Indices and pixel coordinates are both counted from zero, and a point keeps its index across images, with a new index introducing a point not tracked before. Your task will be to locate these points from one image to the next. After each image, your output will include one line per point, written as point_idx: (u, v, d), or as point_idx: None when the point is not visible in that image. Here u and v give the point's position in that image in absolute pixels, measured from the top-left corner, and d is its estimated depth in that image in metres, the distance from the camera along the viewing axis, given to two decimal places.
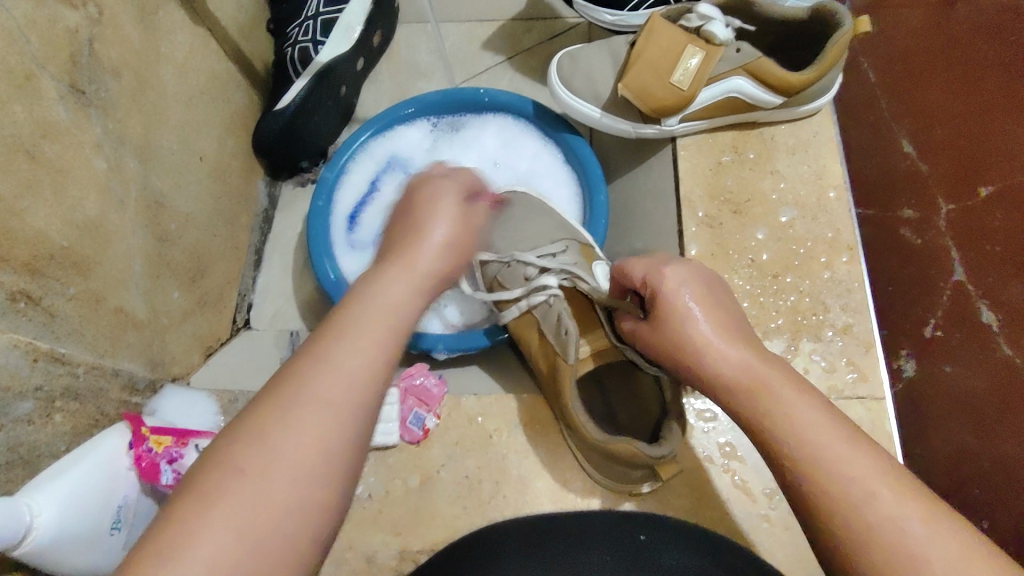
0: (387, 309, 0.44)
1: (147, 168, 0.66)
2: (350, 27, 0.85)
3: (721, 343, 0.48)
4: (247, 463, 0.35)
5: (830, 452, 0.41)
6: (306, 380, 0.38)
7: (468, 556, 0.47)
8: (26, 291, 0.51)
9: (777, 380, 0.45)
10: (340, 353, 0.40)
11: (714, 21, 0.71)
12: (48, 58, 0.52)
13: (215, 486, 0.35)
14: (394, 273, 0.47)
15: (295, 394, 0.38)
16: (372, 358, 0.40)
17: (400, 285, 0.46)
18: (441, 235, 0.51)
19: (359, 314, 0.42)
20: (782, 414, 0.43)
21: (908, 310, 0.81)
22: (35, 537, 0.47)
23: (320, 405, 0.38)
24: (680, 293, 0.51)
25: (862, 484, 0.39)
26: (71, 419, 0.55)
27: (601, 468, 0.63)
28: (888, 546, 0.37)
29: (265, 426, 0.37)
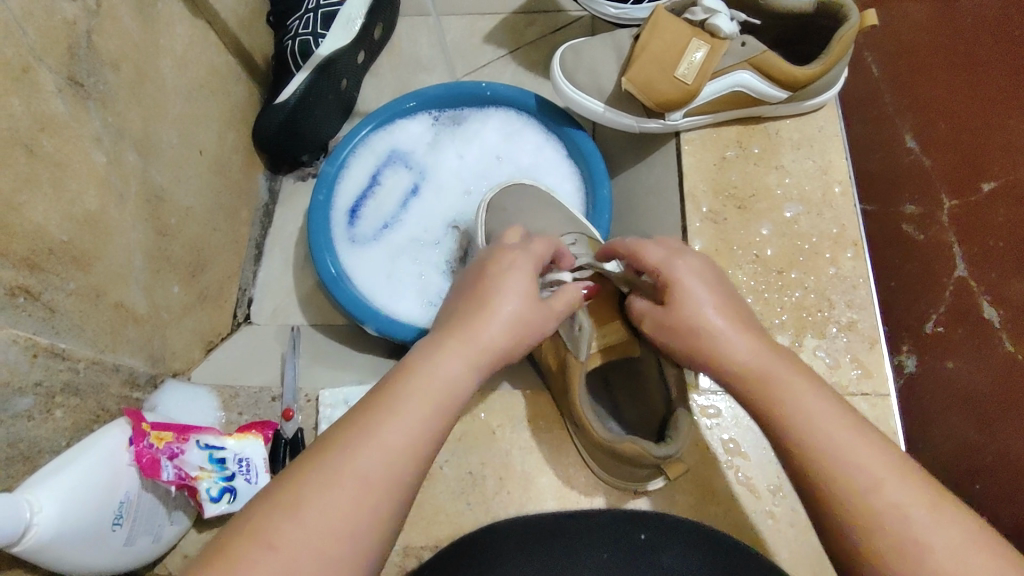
0: (446, 389, 0.41)
1: (146, 162, 0.65)
2: (351, 20, 0.84)
3: (729, 333, 0.48)
4: (280, 539, 0.34)
5: (838, 444, 0.40)
6: (349, 456, 0.37)
7: (468, 556, 0.47)
8: (26, 286, 0.50)
9: (787, 373, 0.44)
10: (388, 436, 0.38)
11: (719, 15, 0.70)
12: (45, 50, 0.51)
13: (244, 559, 0.33)
14: (453, 341, 0.44)
15: (338, 471, 0.36)
16: (421, 447, 0.39)
17: (455, 356, 0.43)
18: (512, 310, 0.46)
19: (418, 393, 0.40)
20: (791, 402, 0.43)
21: (910, 305, 0.80)
22: (35, 534, 0.47)
23: (356, 482, 0.36)
24: (690, 287, 0.51)
25: (870, 472, 0.39)
26: (71, 415, 0.55)
27: (608, 467, 0.62)
28: (897, 535, 0.36)
29: (297, 497, 0.35)
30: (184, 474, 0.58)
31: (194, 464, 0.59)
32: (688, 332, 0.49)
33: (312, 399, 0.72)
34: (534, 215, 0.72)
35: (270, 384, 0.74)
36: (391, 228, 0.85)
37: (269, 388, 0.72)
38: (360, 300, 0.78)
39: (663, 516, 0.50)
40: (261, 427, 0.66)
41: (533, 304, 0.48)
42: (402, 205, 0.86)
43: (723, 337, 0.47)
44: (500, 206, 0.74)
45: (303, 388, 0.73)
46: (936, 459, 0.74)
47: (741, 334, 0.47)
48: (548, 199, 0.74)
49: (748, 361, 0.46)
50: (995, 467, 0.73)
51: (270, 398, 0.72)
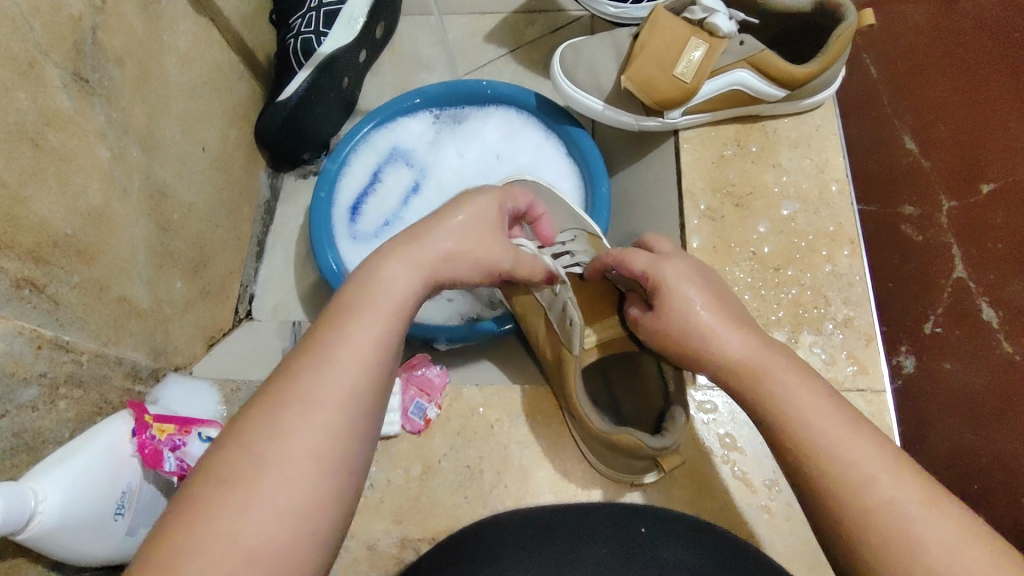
0: (388, 298, 0.42)
1: (150, 158, 0.66)
2: (353, 19, 0.85)
3: (720, 331, 0.49)
4: (237, 474, 0.34)
5: (834, 440, 0.41)
6: (299, 382, 0.37)
7: (466, 549, 0.47)
8: (31, 278, 0.51)
9: (783, 367, 0.45)
10: (338, 356, 0.38)
11: (717, 14, 0.71)
12: (51, 45, 0.52)
13: (206, 500, 0.33)
14: (395, 257, 0.45)
15: (286, 397, 0.37)
16: (368, 357, 0.39)
17: (398, 271, 0.44)
18: (458, 232, 0.48)
19: (361, 309, 0.41)
20: (785, 395, 0.44)
21: (908, 306, 0.79)
22: (39, 522, 0.47)
23: (309, 407, 0.36)
24: (682, 289, 0.52)
25: (860, 467, 0.39)
26: (75, 406, 0.56)
27: (606, 459, 0.63)
28: (888, 525, 0.37)
29: (253, 432, 0.35)
30: (186, 466, 0.59)
31: (196, 456, 0.59)
32: (682, 334, 0.51)
33: None
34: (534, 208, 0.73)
35: (271, 379, 0.74)
36: (391, 225, 0.86)
37: (271, 383, 0.73)
38: None
39: (660, 509, 0.51)
40: None
41: (483, 235, 0.50)
42: (402, 202, 0.87)
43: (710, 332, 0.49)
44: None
45: None
46: (933, 460, 0.74)
47: (731, 331, 0.49)
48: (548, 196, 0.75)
49: (738, 353, 0.47)
50: (990, 465, 0.73)
51: None
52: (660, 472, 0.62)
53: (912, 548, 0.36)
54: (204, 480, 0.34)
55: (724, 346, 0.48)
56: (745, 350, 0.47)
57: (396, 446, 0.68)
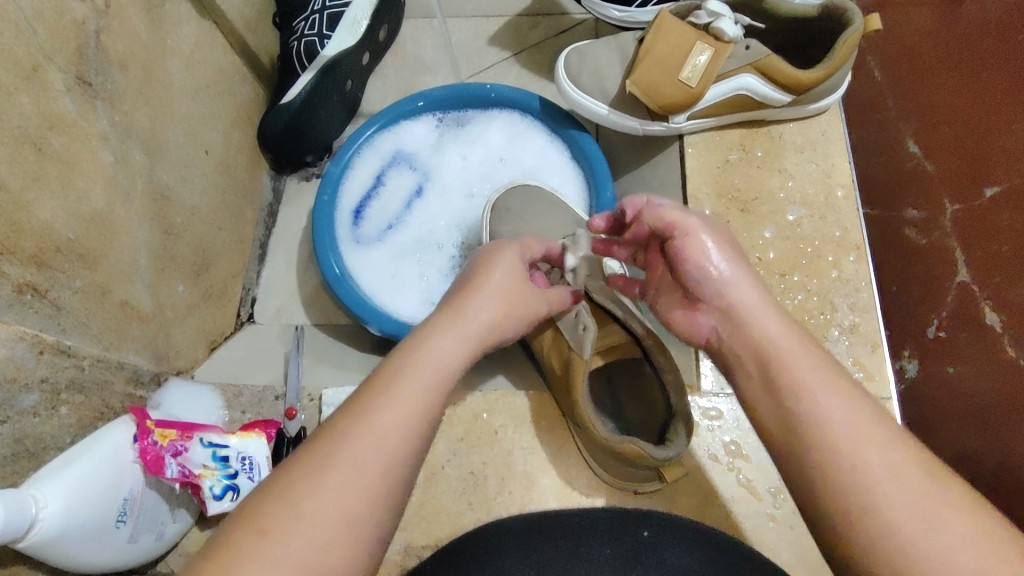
0: (438, 366, 0.42)
1: (153, 161, 0.66)
2: (357, 21, 0.85)
3: (726, 270, 0.46)
4: (273, 524, 0.34)
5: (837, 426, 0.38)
6: (345, 439, 0.37)
7: (470, 556, 0.47)
8: (32, 283, 0.50)
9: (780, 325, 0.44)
10: (387, 418, 0.38)
11: (723, 19, 0.71)
12: (54, 49, 0.52)
13: (242, 549, 0.32)
14: (445, 321, 0.45)
15: (328, 453, 0.36)
16: (415, 427, 0.39)
17: (449, 337, 0.44)
18: (501, 282, 0.50)
19: (416, 374, 0.41)
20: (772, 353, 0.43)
21: (914, 308, 0.83)
22: (41, 529, 0.47)
23: (352, 467, 0.36)
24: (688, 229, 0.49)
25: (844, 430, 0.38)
26: (76, 411, 0.55)
27: (608, 465, 0.63)
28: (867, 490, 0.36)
29: (292, 485, 0.35)
30: (187, 472, 0.58)
31: (197, 463, 0.59)
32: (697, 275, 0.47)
33: (315, 398, 0.72)
34: (537, 217, 0.73)
35: (274, 383, 0.74)
36: (394, 229, 0.86)
37: (273, 387, 0.73)
38: (364, 301, 0.78)
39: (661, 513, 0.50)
40: (264, 424, 0.65)
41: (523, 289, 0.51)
42: (405, 206, 0.86)
43: (705, 265, 0.46)
44: (505, 206, 0.74)
45: (306, 386, 0.73)
46: None
47: (739, 271, 0.46)
48: (553, 203, 0.75)
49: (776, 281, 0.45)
50: (996, 472, 0.73)
51: (273, 397, 0.72)
52: (662, 483, 0.62)
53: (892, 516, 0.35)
54: (236, 525, 0.34)
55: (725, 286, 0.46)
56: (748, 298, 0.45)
57: None
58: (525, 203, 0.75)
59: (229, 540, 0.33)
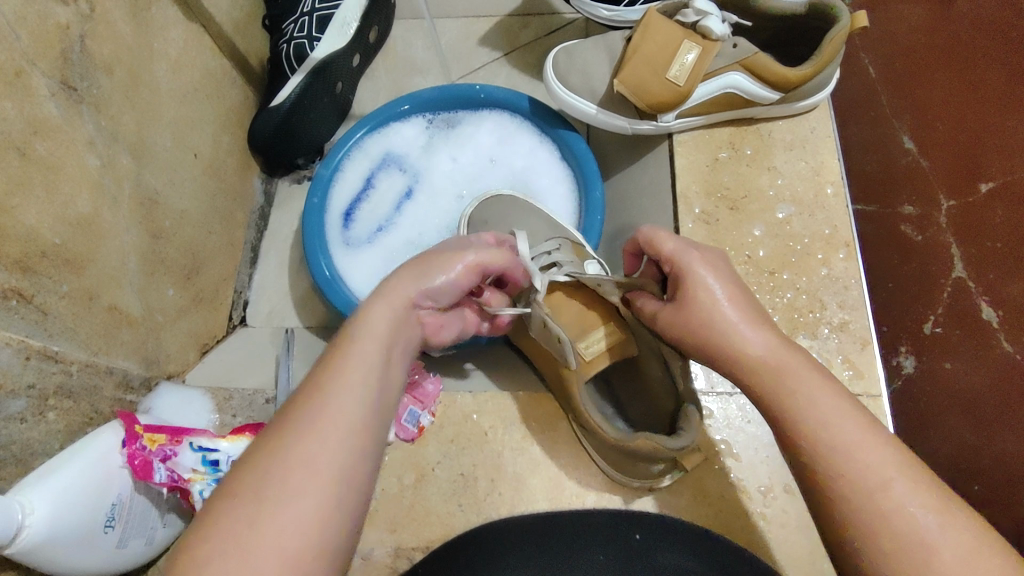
0: (374, 328, 0.44)
1: (140, 165, 0.66)
2: (347, 23, 0.84)
3: (743, 327, 0.48)
4: (238, 495, 0.35)
5: (847, 439, 0.40)
6: (293, 409, 0.39)
7: (458, 557, 0.47)
8: (19, 289, 0.51)
9: (802, 366, 0.45)
10: (328, 377, 0.40)
11: (710, 17, 0.70)
12: (38, 54, 0.52)
13: (221, 532, 0.34)
14: (373, 299, 0.47)
15: (281, 426, 0.38)
16: (359, 379, 0.40)
17: (379, 307, 0.46)
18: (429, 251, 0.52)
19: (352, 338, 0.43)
20: (803, 393, 0.43)
21: (907, 308, 0.79)
22: (27, 535, 0.47)
23: (302, 426, 0.38)
24: (704, 287, 0.50)
25: (878, 473, 0.39)
26: (64, 417, 0.55)
27: (622, 466, 0.63)
28: (901, 533, 0.37)
29: (253, 458, 0.37)
30: (176, 476, 0.58)
31: (186, 467, 0.59)
32: (707, 336, 0.49)
33: None
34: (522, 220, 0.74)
35: (264, 386, 0.75)
36: (385, 230, 0.85)
37: (263, 390, 0.73)
38: (354, 302, 0.78)
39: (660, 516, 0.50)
40: (252, 428, 0.65)
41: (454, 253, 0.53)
42: (396, 207, 0.86)
43: (729, 330, 0.48)
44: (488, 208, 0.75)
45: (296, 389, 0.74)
46: (933, 460, 0.74)
47: (761, 331, 0.47)
48: None
49: (760, 353, 0.46)
50: (990, 467, 0.73)
51: (264, 400, 0.73)
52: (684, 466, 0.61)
53: (924, 554, 0.36)
54: (217, 508, 0.36)
55: (742, 340, 0.47)
56: (763, 344, 0.46)
57: (389, 454, 0.67)
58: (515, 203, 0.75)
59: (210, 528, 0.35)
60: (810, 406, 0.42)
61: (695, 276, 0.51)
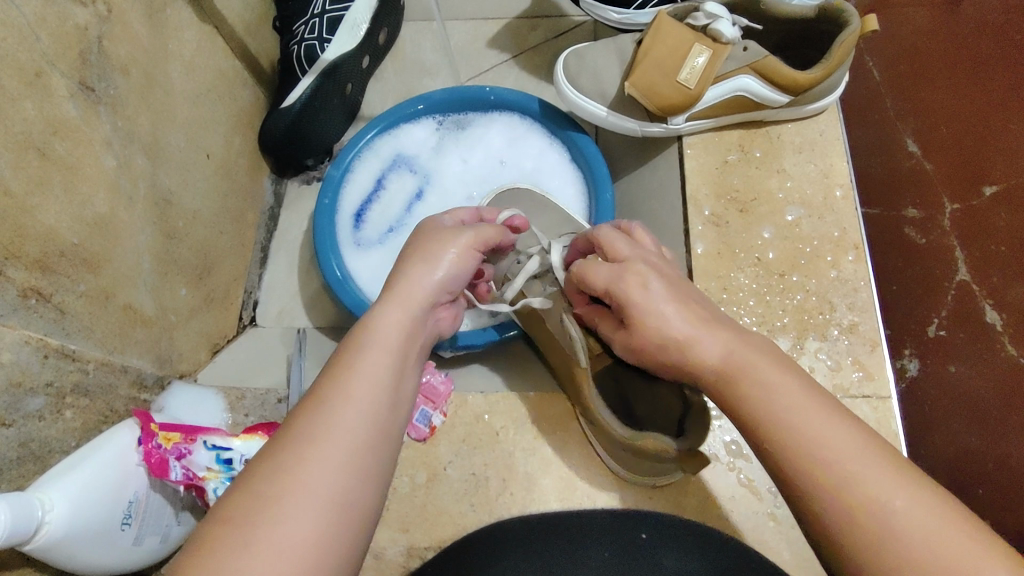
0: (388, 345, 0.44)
1: (154, 165, 0.66)
2: (356, 25, 0.84)
3: (690, 334, 0.45)
4: (263, 498, 0.35)
5: (808, 431, 0.39)
6: (314, 418, 0.39)
7: (472, 556, 0.47)
8: (37, 287, 0.51)
9: (761, 363, 0.42)
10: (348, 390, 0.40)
11: (721, 20, 0.71)
12: (57, 55, 0.52)
13: (233, 532, 0.34)
14: (388, 299, 0.48)
15: (300, 432, 0.38)
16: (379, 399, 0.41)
17: (391, 313, 0.46)
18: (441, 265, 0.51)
19: (368, 352, 0.43)
20: (762, 397, 0.41)
21: (912, 309, 0.80)
22: (47, 531, 0.47)
23: (333, 439, 0.38)
24: (646, 295, 0.47)
25: (841, 462, 0.37)
26: (81, 415, 0.56)
27: (626, 464, 0.63)
28: (874, 528, 0.35)
29: (274, 462, 0.37)
30: (192, 475, 0.59)
31: (202, 465, 0.60)
32: (658, 349, 0.46)
33: None
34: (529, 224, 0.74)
35: (276, 387, 0.75)
36: (395, 231, 0.86)
37: (275, 391, 0.74)
38: (364, 303, 0.78)
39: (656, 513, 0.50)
40: (266, 428, 0.65)
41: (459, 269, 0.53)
42: (406, 208, 0.87)
43: (680, 346, 0.45)
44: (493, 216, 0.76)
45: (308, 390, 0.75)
46: (938, 463, 0.74)
47: (715, 339, 0.44)
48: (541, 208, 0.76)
49: (715, 360, 0.44)
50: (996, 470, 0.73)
51: (276, 400, 0.73)
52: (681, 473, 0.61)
53: (891, 543, 0.35)
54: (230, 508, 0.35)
55: (697, 349, 0.45)
56: (711, 344, 0.44)
57: (401, 453, 0.68)
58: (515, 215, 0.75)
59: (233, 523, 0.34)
60: (770, 399, 0.41)
61: (637, 292, 0.47)
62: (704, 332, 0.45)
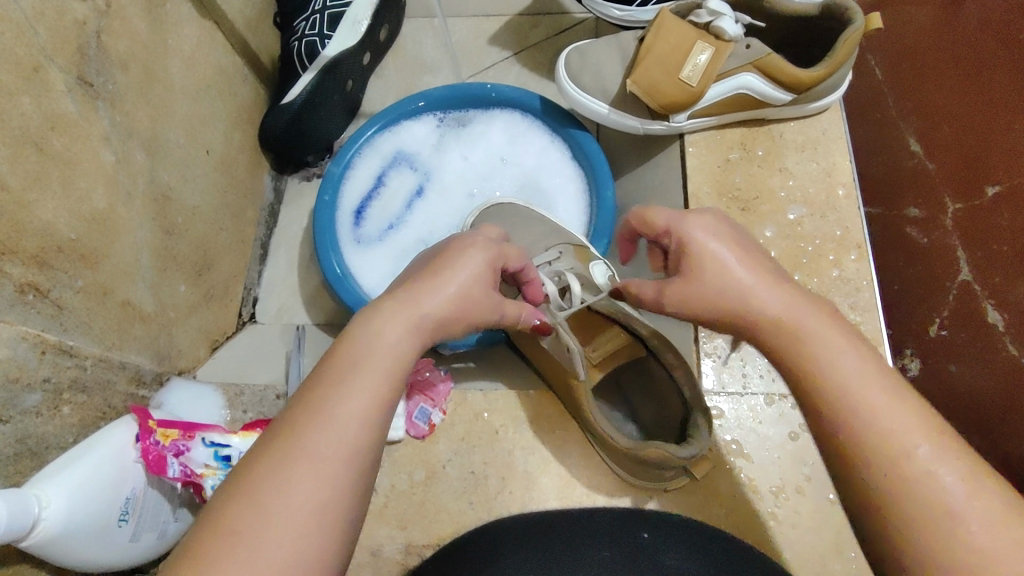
0: (390, 360, 0.41)
1: (154, 161, 0.66)
2: (358, 22, 0.84)
3: (756, 287, 0.46)
4: (241, 522, 0.34)
5: (866, 403, 0.39)
6: (299, 431, 0.37)
7: (466, 558, 0.47)
8: (35, 283, 0.51)
9: (820, 321, 0.43)
10: (339, 407, 0.38)
11: (723, 17, 0.71)
12: (56, 50, 0.52)
13: (212, 552, 0.33)
14: (394, 308, 0.44)
15: (289, 445, 0.36)
16: (372, 417, 0.38)
17: (397, 324, 0.43)
18: (457, 286, 0.46)
19: (366, 365, 0.40)
20: (821, 353, 0.42)
21: (912, 310, 0.81)
22: (44, 529, 0.47)
23: (317, 459, 0.36)
24: (712, 249, 0.48)
25: (900, 437, 0.37)
26: (79, 411, 0.55)
27: (629, 469, 0.63)
28: (928, 502, 0.35)
29: (259, 475, 0.35)
30: (190, 471, 0.59)
31: (199, 462, 0.59)
32: (719, 301, 0.47)
33: None
34: (523, 226, 0.74)
35: (275, 383, 0.75)
36: (395, 228, 0.86)
37: (273, 387, 0.74)
38: (364, 300, 0.78)
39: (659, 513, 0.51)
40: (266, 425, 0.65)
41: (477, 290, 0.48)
42: (406, 205, 0.87)
43: (745, 294, 0.46)
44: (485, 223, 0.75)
45: None
46: None
47: (777, 287, 0.46)
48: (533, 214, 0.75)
49: (776, 312, 0.44)
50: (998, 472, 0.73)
51: (274, 396, 0.73)
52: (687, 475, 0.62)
53: (949, 521, 0.35)
54: (209, 520, 0.34)
55: (761, 300, 0.45)
56: (776, 296, 0.45)
57: (401, 450, 0.67)
58: (513, 222, 0.74)
59: (220, 528, 0.34)
60: (828, 360, 0.41)
61: (704, 245, 0.48)
62: (763, 280, 0.46)
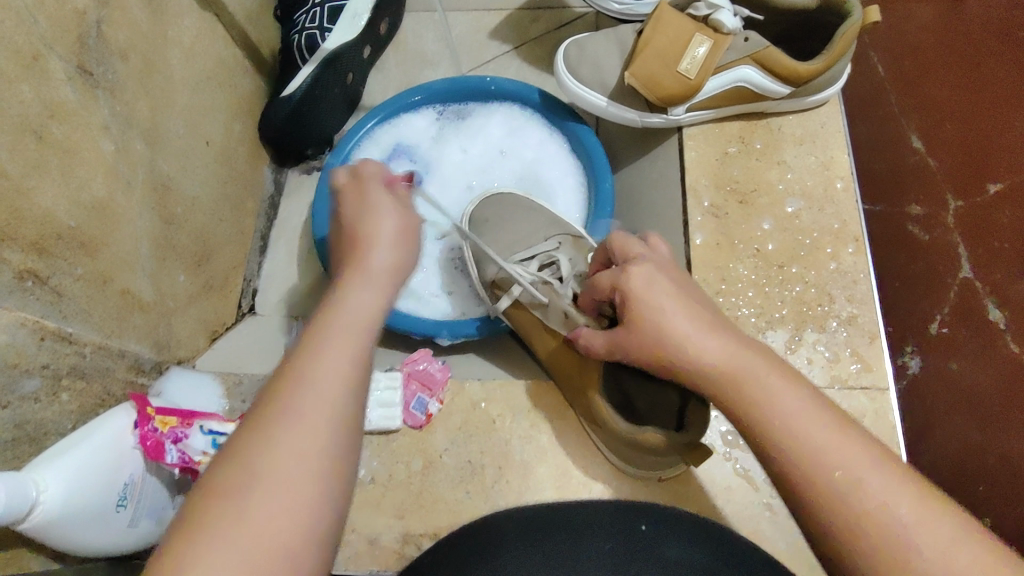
0: (356, 317, 0.41)
1: (154, 151, 0.66)
2: (357, 14, 0.85)
3: (696, 335, 0.45)
4: (227, 492, 0.34)
5: (818, 440, 0.39)
6: (283, 401, 0.36)
7: (463, 553, 0.47)
8: (34, 270, 0.51)
9: (764, 367, 0.43)
10: (318, 369, 0.37)
11: (722, 10, 0.71)
12: (56, 38, 0.52)
13: (207, 527, 0.32)
14: (356, 276, 0.44)
15: (269, 415, 0.36)
16: (351, 373, 0.38)
17: (359, 287, 0.43)
18: (392, 238, 0.47)
19: (334, 326, 0.40)
20: (768, 384, 0.42)
21: (913, 307, 0.79)
22: (41, 512, 0.47)
23: (300, 423, 0.35)
24: (652, 300, 0.47)
25: (850, 473, 0.38)
26: (78, 398, 0.56)
27: (627, 457, 0.63)
28: (885, 535, 0.36)
29: (243, 448, 0.35)
30: (187, 458, 0.59)
31: (197, 449, 0.60)
32: (657, 351, 0.47)
33: None
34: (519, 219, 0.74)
35: (274, 373, 0.75)
36: None
37: (272, 377, 0.74)
38: None
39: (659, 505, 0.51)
40: None
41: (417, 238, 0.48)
42: None
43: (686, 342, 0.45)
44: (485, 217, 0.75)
45: None
46: (937, 458, 0.74)
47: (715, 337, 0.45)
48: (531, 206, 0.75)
49: (714, 361, 0.44)
50: (996, 467, 0.72)
51: None
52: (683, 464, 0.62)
53: (904, 551, 0.36)
54: (198, 499, 0.34)
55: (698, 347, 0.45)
56: (713, 341, 0.45)
57: (398, 440, 0.68)
58: (509, 215, 0.75)
59: (210, 506, 0.33)
60: (773, 397, 0.41)
61: (644, 301, 0.47)
62: (705, 330, 0.46)
